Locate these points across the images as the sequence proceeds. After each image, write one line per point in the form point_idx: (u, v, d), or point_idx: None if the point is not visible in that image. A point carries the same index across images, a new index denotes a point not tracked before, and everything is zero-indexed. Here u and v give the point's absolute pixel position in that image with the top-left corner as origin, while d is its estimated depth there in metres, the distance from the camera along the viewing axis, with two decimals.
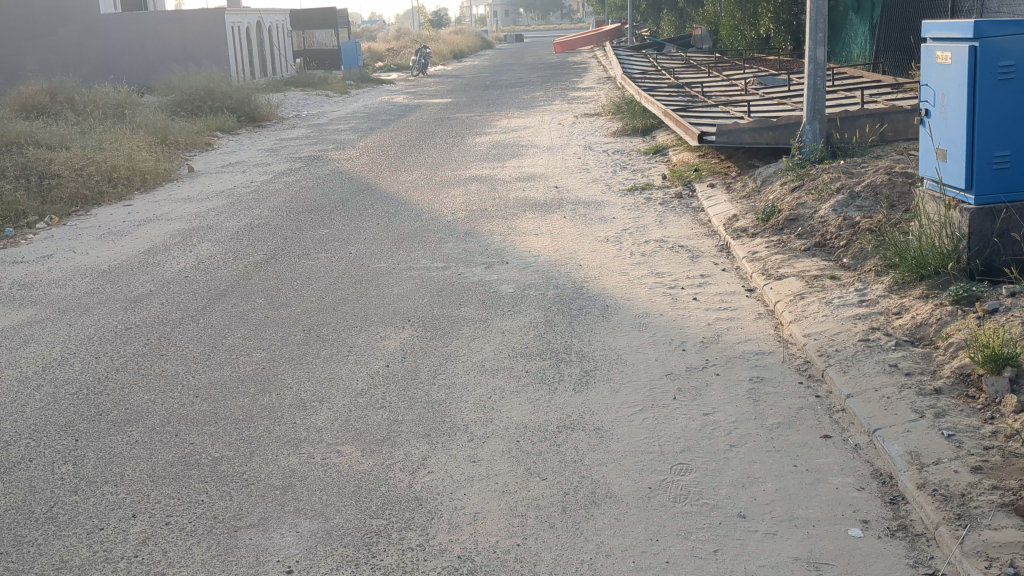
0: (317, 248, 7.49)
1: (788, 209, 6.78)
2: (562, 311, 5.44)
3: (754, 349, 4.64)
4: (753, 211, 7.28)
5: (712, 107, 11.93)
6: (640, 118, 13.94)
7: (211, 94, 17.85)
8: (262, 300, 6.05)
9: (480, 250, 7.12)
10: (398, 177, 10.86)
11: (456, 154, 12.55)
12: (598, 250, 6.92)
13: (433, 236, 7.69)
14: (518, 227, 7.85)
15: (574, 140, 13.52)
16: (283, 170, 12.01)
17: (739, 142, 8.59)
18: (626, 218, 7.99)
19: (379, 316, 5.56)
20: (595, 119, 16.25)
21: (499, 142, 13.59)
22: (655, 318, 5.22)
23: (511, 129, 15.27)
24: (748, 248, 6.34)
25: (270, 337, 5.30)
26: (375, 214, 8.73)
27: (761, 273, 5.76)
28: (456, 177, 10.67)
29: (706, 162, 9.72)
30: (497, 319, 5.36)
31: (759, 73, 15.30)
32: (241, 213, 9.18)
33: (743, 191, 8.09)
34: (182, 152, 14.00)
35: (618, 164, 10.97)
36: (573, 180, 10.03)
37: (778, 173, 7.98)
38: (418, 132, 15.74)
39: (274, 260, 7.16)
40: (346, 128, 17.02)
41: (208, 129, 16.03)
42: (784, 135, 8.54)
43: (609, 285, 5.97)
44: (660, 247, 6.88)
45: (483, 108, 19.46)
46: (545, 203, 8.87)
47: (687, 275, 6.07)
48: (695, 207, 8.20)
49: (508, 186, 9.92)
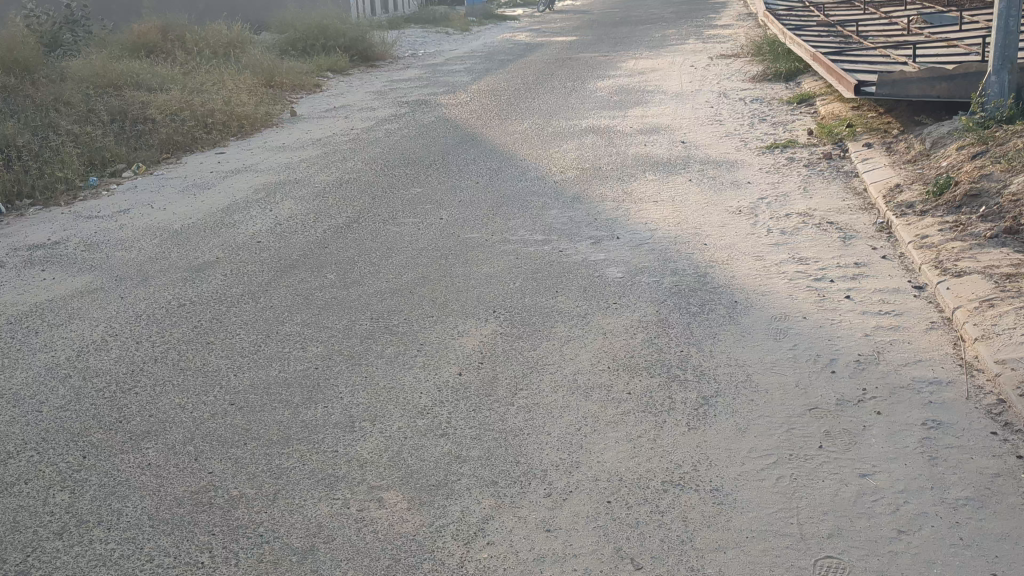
0: (407, 211, 6.72)
1: (966, 183, 5.59)
2: (679, 309, 4.49)
3: (928, 377, 3.61)
4: (919, 183, 6.11)
5: (866, 53, 10.54)
6: (780, 62, 12.59)
7: (326, 33, 17.32)
8: (334, 276, 5.32)
9: (588, 220, 6.21)
10: (508, 127, 9.97)
11: (574, 100, 11.55)
12: (726, 224, 5.91)
13: (537, 201, 6.82)
14: (635, 192, 6.88)
15: (705, 86, 12.31)
16: (388, 116, 11.30)
17: (903, 95, 7.35)
18: (762, 184, 6.90)
19: (463, 304, 4.75)
20: (730, 61, 14.87)
21: (622, 87, 12.52)
22: (795, 325, 4.22)
23: (636, 71, 14.13)
24: (916, 232, 5.22)
25: (332, 327, 4.55)
26: (478, 171, 7.89)
27: (934, 268, 4.66)
28: (572, 127, 9.71)
29: (861, 116, 8.47)
30: (600, 316, 4.47)
31: (922, 10, 13.62)
32: (334, 165, 8.53)
33: (906, 155, 6.88)
34: (289, 94, 13.48)
35: (754, 116, 9.78)
36: (702, 134, 8.93)
37: (951, 135, 6.73)
38: (537, 73, 14.77)
39: (359, 225, 6.43)
40: (462, 69, 16.18)
41: (319, 71, 15.50)
42: (959, 87, 7.25)
43: (740, 273, 4.97)
44: (802, 224, 5.81)
45: (610, 47, 18.25)
46: (669, 161, 7.84)
47: (836, 264, 5.00)
48: (846, 172, 7.03)
49: (627, 139, 8.93)
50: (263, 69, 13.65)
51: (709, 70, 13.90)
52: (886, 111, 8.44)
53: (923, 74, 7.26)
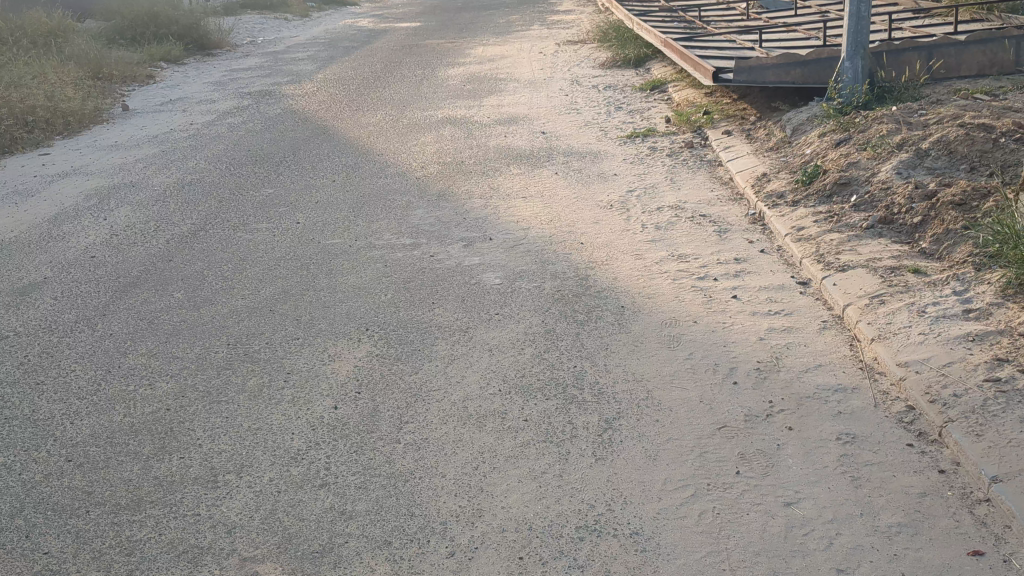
0: (258, 216, 6.20)
1: (836, 171, 5.55)
2: (565, 318, 4.21)
3: (832, 384, 3.46)
4: (786, 171, 6.05)
5: (715, 38, 10.59)
6: (630, 47, 12.56)
7: (155, 19, 16.24)
8: (181, 295, 4.78)
9: (456, 220, 5.86)
10: (359, 119, 9.49)
11: (426, 89, 11.15)
12: (601, 220, 5.69)
13: (398, 199, 6.42)
14: (501, 187, 6.58)
15: (558, 72, 12.14)
16: (229, 109, 10.60)
17: (761, 81, 7.32)
18: (630, 175, 6.72)
19: (329, 322, 4.32)
20: (579, 46, 14.79)
21: (474, 74, 12.20)
22: (688, 331, 4.01)
23: (487, 58, 13.84)
24: (792, 223, 5.12)
25: (183, 357, 4.03)
26: (331, 168, 7.41)
27: (816, 262, 4.55)
28: (428, 118, 9.32)
29: (718, 103, 8.44)
30: (481, 329, 4.14)
31: None
32: (173, 165, 7.85)
33: (769, 143, 6.84)
34: (118, 86, 12.50)
35: (611, 103, 9.64)
36: (562, 124, 8.72)
37: (812, 121, 6.73)
38: (383, 61, 14.27)
39: (205, 234, 5.86)
40: (305, 57, 15.48)
41: (150, 60, 14.49)
42: (814, 73, 7.29)
43: (622, 274, 4.74)
44: (678, 217, 5.64)
45: (456, 33, 17.90)
46: (533, 153, 7.58)
47: (718, 261, 4.84)
48: (712, 160, 6.94)
49: (487, 130, 8.62)
50: (87, 60, 12.60)
51: (559, 56, 13.76)
52: (742, 97, 8.45)
53: (780, 60, 7.25)
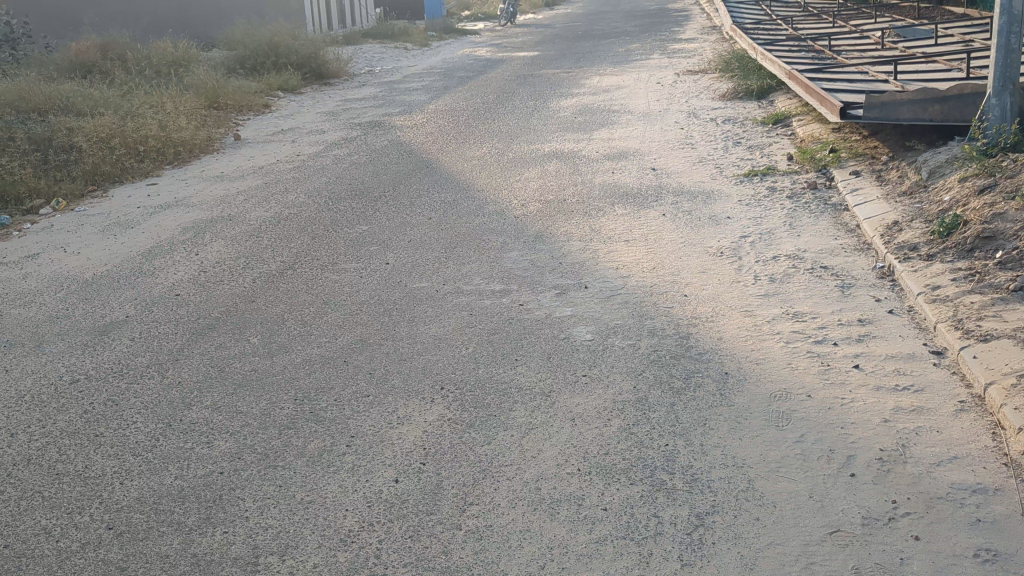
0: (350, 254, 5.99)
1: (978, 223, 4.97)
2: (660, 384, 3.80)
3: (971, 484, 2.94)
4: (920, 219, 5.47)
5: (843, 70, 9.97)
6: (752, 79, 12.01)
7: (277, 50, 16.56)
8: (257, 340, 4.57)
9: (552, 264, 5.51)
10: (464, 152, 9.28)
11: (536, 121, 10.88)
12: (709, 269, 5.24)
13: (494, 240, 6.12)
14: (603, 229, 6.20)
15: (673, 104, 11.69)
16: (338, 140, 10.56)
17: (892, 118, 6.74)
18: (743, 219, 6.25)
19: (405, 378, 4.02)
20: (697, 76, 14.29)
21: (587, 106, 11.87)
22: (799, 408, 3.54)
23: (601, 89, 13.49)
24: (925, 282, 4.58)
25: (247, 412, 3.79)
26: (429, 204, 7.18)
27: (953, 329, 4.01)
28: (534, 152, 9.03)
29: (845, 140, 7.86)
30: (567, 393, 3.76)
31: (895, 24, 13.13)
32: (274, 198, 7.78)
33: (900, 187, 6.27)
34: (236, 116, 12.70)
35: (728, 138, 9.14)
36: (674, 160, 8.28)
37: (950, 163, 6.12)
38: (497, 91, 14.10)
39: (293, 273, 5.68)
40: (420, 87, 15.48)
41: (268, 91, 14.73)
42: (953, 110, 6.67)
43: (727, 335, 4.29)
44: (793, 269, 5.14)
45: (573, 63, 17.62)
46: (639, 191, 7.18)
47: (838, 323, 4.34)
48: (835, 204, 6.40)
49: (594, 165, 8.26)
50: (206, 90, 12.85)
51: (676, 87, 13.30)
52: (871, 134, 7.85)
53: (915, 95, 6.67)
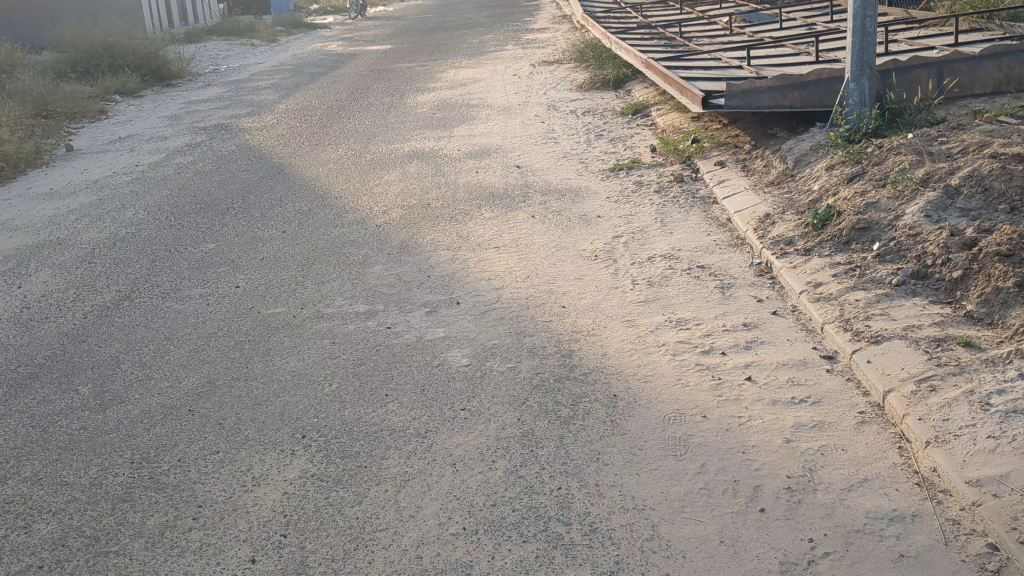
0: (194, 279, 5.42)
1: (852, 212, 4.84)
2: (544, 413, 3.46)
3: (888, 511, 2.72)
4: (793, 211, 5.34)
5: (699, 57, 9.91)
6: (609, 67, 11.87)
7: (110, 50, 15.47)
8: (88, 390, 4.01)
9: (418, 278, 5.11)
10: (318, 155, 8.75)
11: (393, 119, 10.41)
12: (585, 275, 4.96)
13: (354, 253, 5.67)
14: (471, 235, 5.84)
15: (533, 96, 11.42)
16: (180, 147, 9.83)
17: (755, 106, 6.62)
18: (615, 217, 6.00)
19: (259, 427, 3.55)
20: (554, 67, 14.09)
21: (444, 101, 11.47)
22: (695, 431, 3.27)
23: (457, 82, 13.12)
24: (807, 278, 4.40)
25: (74, 484, 3.25)
26: (282, 215, 6.66)
27: (843, 330, 3.83)
28: (393, 152, 8.59)
29: (708, 129, 7.74)
30: (443, 433, 3.38)
31: (744, 8, 13.24)
32: (108, 216, 7.09)
33: (768, 176, 6.14)
34: (66, 123, 11.72)
35: (591, 130, 8.93)
36: (539, 155, 7.99)
37: (816, 151, 6.02)
38: (350, 88, 13.53)
39: (128, 304, 5.08)
40: (269, 85, 14.72)
41: (103, 95, 13.72)
42: (814, 95, 6.59)
43: (610, 351, 4.00)
44: (672, 270, 4.91)
45: (427, 55, 17.19)
46: (506, 192, 6.86)
47: (723, 329, 4.11)
48: (705, 197, 6.23)
49: (456, 164, 7.89)
50: (32, 97, 11.83)
51: (534, 78, 13.06)
52: (734, 121, 7.75)
53: (775, 82, 6.57)
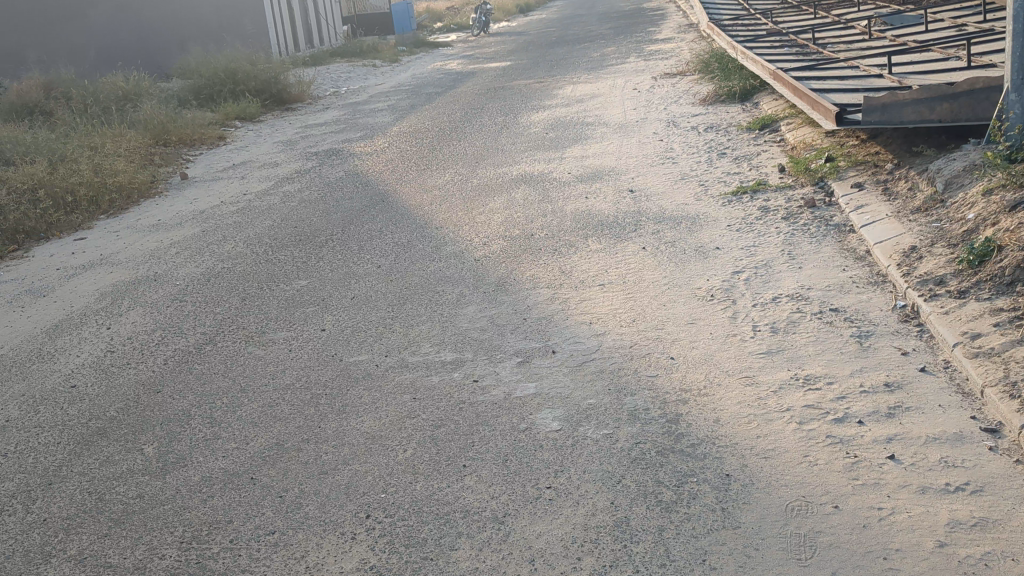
0: (280, 319, 5.15)
1: (1015, 247, 4.14)
2: (643, 496, 2.96)
3: None
4: (943, 244, 4.66)
5: (833, 67, 9.17)
6: (734, 79, 11.20)
7: (234, 76, 15.73)
8: (154, 452, 3.74)
9: (514, 321, 4.68)
10: (425, 181, 8.46)
11: (505, 141, 10.05)
12: (699, 319, 4.42)
13: (449, 292, 5.29)
14: (575, 270, 5.38)
15: (651, 112, 10.88)
16: (290, 173, 9.73)
17: (896, 121, 5.93)
18: (735, 248, 5.43)
19: (322, 503, 3.17)
20: (675, 80, 13.48)
21: (559, 120, 11.04)
22: (824, 525, 2.71)
23: (574, 99, 12.68)
24: (962, 328, 3.76)
25: (117, 567, 2.95)
26: (380, 248, 6.36)
27: (1011, 396, 3.18)
28: (501, 176, 8.22)
29: (842, 147, 7.05)
30: (523, 518, 2.92)
31: (883, 11, 12.33)
32: (209, 249, 6.96)
33: (912, 202, 5.45)
34: (186, 151, 11.88)
35: (712, 149, 8.34)
36: (654, 178, 7.46)
37: (969, 172, 5.29)
38: (465, 108, 13.29)
39: (211, 349, 4.85)
40: (386, 107, 14.65)
41: (224, 121, 13.91)
42: (964, 108, 5.86)
43: (724, 416, 3.46)
44: (799, 314, 4.31)
45: (546, 71, 16.81)
46: (616, 220, 6.37)
47: (859, 391, 3.51)
48: (838, 225, 5.58)
49: (566, 189, 7.45)
50: (154, 125, 12.05)
51: (655, 92, 12.49)
52: (871, 137, 7.03)
53: (919, 95, 5.87)
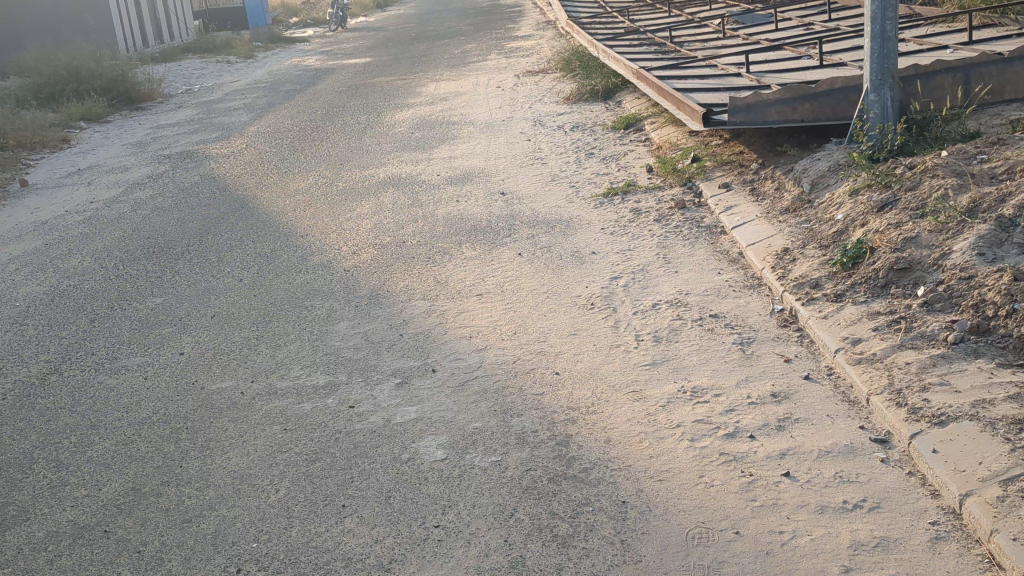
0: (133, 343, 4.74)
1: (886, 249, 4.17)
2: (538, 531, 2.79)
3: None
4: (815, 245, 4.68)
5: (694, 65, 9.27)
6: (597, 77, 11.22)
7: (76, 73, 14.78)
8: None
9: (390, 338, 4.44)
10: (287, 185, 8.09)
11: (369, 141, 9.75)
12: (581, 330, 4.29)
13: (317, 307, 5.00)
14: (450, 279, 5.18)
15: (517, 111, 10.78)
16: (141, 178, 9.15)
17: (761, 122, 5.97)
18: (611, 252, 5.34)
19: (186, 557, 2.87)
20: (539, 77, 13.42)
21: (425, 119, 10.81)
22: (726, 554, 2.61)
23: (438, 96, 12.46)
24: (842, 333, 3.75)
25: None
26: (242, 259, 5.99)
27: (897, 405, 3.16)
28: (367, 179, 7.94)
29: (707, 146, 7.09)
30: (412, 564, 2.71)
31: (738, 9, 12.61)
32: (51, 264, 6.41)
33: (781, 203, 5.48)
34: (24, 155, 11.05)
35: (581, 148, 8.28)
36: (524, 179, 7.34)
37: (835, 173, 5.36)
38: (326, 106, 12.88)
39: (56, 379, 4.40)
40: (242, 106, 14.05)
41: (66, 122, 13.04)
42: (826, 108, 5.94)
43: (615, 436, 3.32)
44: (680, 321, 4.24)
45: (408, 68, 16.53)
46: (490, 224, 6.20)
47: (747, 402, 3.44)
48: (710, 226, 5.57)
49: (435, 192, 7.24)
50: None
51: (520, 90, 12.41)
52: (736, 136, 7.10)
53: (782, 95, 5.93)
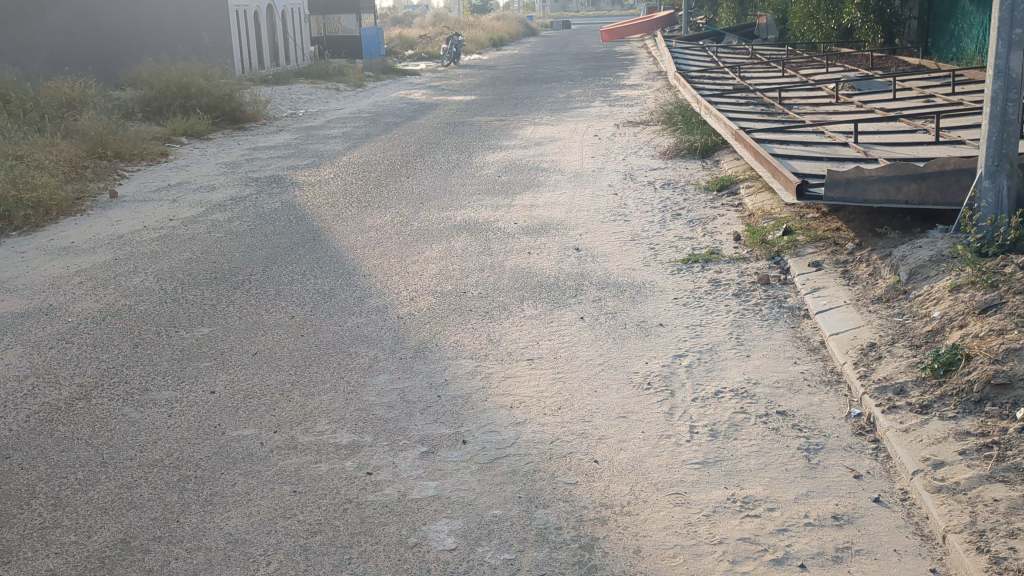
0: (169, 375, 4.56)
1: (984, 358, 3.70)
2: None
3: None
4: (905, 343, 4.22)
5: (798, 130, 8.83)
6: (697, 134, 10.85)
7: (186, 90, 15.13)
8: None
9: (426, 399, 4.15)
10: (363, 220, 7.95)
11: (454, 181, 9.57)
12: (631, 412, 3.93)
13: (362, 355, 4.75)
14: (504, 339, 4.89)
15: (609, 162, 10.48)
16: (224, 200, 9.16)
17: (860, 199, 5.53)
18: (680, 326, 4.97)
19: None
20: (638, 129, 13.12)
21: (515, 163, 10.60)
22: None
23: (533, 141, 12.26)
24: (924, 453, 3.29)
25: None
26: (299, 295, 5.82)
27: (979, 551, 2.71)
28: (443, 221, 7.73)
29: (801, 219, 6.66)
30: None
31: (853, 76, 12.08)
32: (114, 281, 6.36)
33: (873, 290, 5.03)
34: (122, 166, 11.25)
35: (669, 208, 7.92)
36: (603, 236, 7.02)
37: (935, 264, 4.89)
38: (420, 142, 12.82)
39: (84, 405, 4.25)
40: (340, 134, 14.12)
41: (169, 137, 13.29)
42: (934, 190, 5.47)
43: (647, 545, 2.95)
44: (742, 416, 3.84)
45: (510, 109, 16.43)
46: (557, 282, 5.89)
47: (803, 524, 3.02)
48: (792, 308, 5.15)
49: (509, 241, 6.98)
50: (91, 137, 11.41)
51: (616, 141, 12.12)
52: (833, 211, 6.64)
53: (887, 172, 5.48)
